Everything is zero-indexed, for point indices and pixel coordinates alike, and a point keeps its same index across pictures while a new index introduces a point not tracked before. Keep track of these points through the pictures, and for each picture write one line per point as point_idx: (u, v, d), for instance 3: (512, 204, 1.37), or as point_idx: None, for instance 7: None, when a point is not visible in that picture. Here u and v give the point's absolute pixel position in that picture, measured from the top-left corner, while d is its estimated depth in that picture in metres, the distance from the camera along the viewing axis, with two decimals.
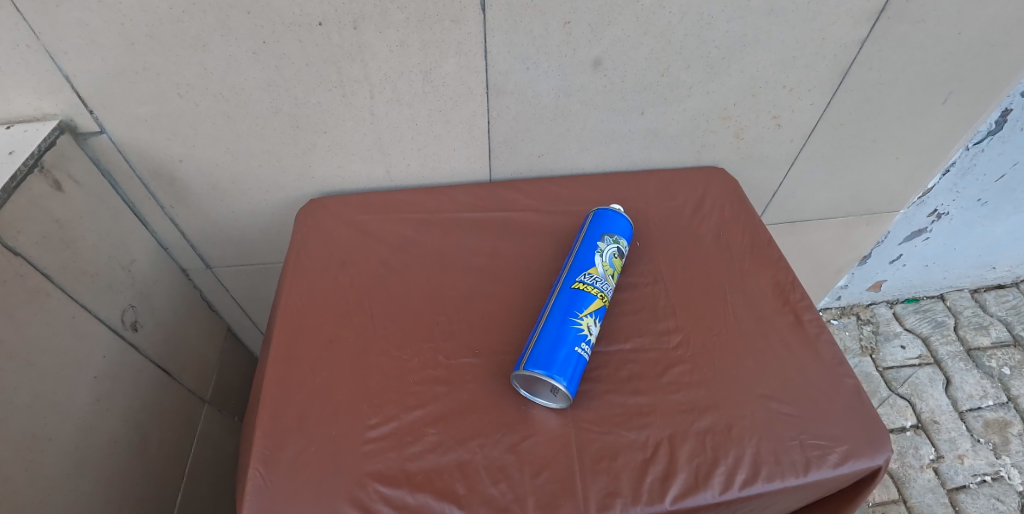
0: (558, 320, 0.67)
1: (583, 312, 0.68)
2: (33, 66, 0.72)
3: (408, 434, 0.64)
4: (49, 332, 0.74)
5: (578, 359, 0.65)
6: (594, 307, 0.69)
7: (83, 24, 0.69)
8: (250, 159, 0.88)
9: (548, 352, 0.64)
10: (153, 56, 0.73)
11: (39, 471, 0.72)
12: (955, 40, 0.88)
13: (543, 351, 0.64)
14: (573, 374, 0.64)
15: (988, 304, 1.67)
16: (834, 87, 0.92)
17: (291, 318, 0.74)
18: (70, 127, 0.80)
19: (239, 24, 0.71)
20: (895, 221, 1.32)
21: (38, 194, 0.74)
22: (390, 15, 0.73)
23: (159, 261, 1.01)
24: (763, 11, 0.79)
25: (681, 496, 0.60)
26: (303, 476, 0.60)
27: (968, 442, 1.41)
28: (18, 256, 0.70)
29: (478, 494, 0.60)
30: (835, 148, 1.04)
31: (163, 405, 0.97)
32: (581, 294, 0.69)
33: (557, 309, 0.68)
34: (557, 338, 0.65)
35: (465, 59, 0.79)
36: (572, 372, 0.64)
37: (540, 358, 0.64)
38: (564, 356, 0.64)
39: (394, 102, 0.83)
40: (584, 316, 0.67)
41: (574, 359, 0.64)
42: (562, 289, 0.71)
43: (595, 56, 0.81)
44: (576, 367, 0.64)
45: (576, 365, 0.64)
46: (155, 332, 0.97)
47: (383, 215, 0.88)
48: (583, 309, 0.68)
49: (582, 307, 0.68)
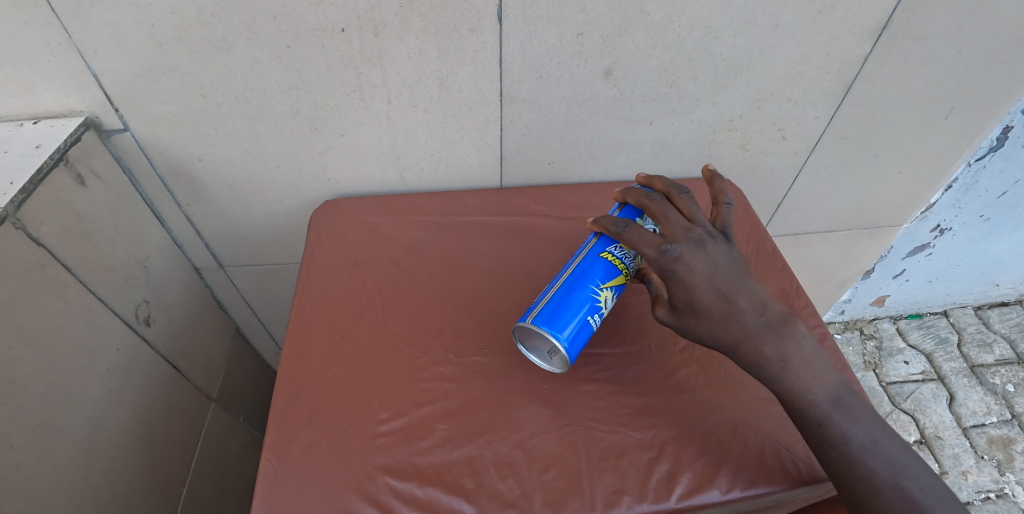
0: (575, 286, 0.65)
1: (604, 285, 0.65)
2: (63, 63, 0.74)
3: (418, 429, 0.65)
4: (66, 323, 0.76)
5: (585, 329, 0.64)
6: (615, 279, 0.66)
7: (114, 24, 0.71)
8: (268, 160, 0.91)
9: (558, 316, 0.63)
10: (179, 57, 0.75)
11: (49, 460, 0.73)
12: (956, 57, 0.90)
13: (554, 315, 0.63)
14: (577, 340, 0.64)
15: (992, 322, 1.68)
16: (838, 101, 0.94)
17: (305, 315, 0.75)
18: (95, 124, 0.82)
19: (265, 28, 0.74)
20: (898, 236, 1.34)
21: (60, 187, 0.76)
22: (411, 23, 0.75)
23: (173, 259, 1.03)
24: (768, 26, 0.81)
25: (686, 495, 0.60)
26: (313, 467, 0.61)
27: (972, 458, 1.41)
28: (40, 247, 0.73)
29: (487, 489, 0.61)
30: (838, 162, 1.06)
31: (171, 402, 0.99)
32: (607, 265, 0.65)
33: (579, 276, 0.65)
34: (571, 306, 0.63)
35: (480, 67, 0.81)
36: (577, 340, 0.64)
37: (548, 321, 0.63)
38: (573, 324, 0.63)
39: (410, 107, 0.85)
40: (603, 289, 0.65)
41: (581, 328, 0.64)
42: (584, 252, 0.67)
43: (605, 66, 0.83)
44: (581, 336, 0.64)
45: (581, 333, 0.64)
46: (167, 327, 0.99)
47: (396, 217, 0.90)
48: (603, 280, 0.65)
49: (603, 279, 0.65)
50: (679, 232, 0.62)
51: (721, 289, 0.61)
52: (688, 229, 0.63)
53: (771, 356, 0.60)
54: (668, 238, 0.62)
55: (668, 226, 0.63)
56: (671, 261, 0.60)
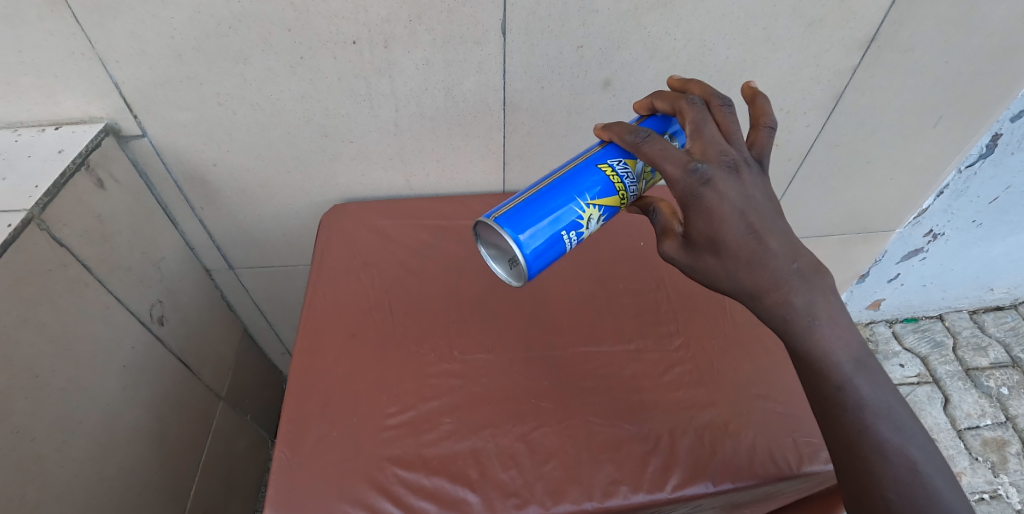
0: (560, 193, 0.60)
1: (592, 201, 0.61)
2: (86, 72, 0.78)
3: (425, 422, 0.68)
4: (85, 321, 0.80)
5: (555, 242, 0.60)
6: (606, 199, 0.62)
7: (136, 35, 0.75)
8: (280, 165, 0.94)
9: (530, 218, 0.59)
10: (197, 66, 0.79)
11: (69, 452, 0.76)
12: (943, 68, 0.93)
13: (526, 215, 0.59)
14: (542, 252, 0.59)
15: (987, 325, 1.70)
16: (829, 109, 0.97)
17: (316, 315, 0.79)
18: (114, 130, 0.86)
19: (279, 40, 0.78)
20: (891, 240, 1.37)
21: (82, 191, 0.80)
22: (418, 36, 0.79)
23: (185, 260, 1.06)
24: (760, 38, 0.85)
25: (681, 485, 0.63)
26: (325, 458, 0.65)
27: (966, 460, 1.43)
28: (62, 247, 0.76)
29: (490, 479, 0.64)
30: (831, 168, 1.09)
31: (183, 399, 1.02)
32: (600, 180, 0.61)
33: (567, 182, 0.61)
34: (547, 210, 0.59)
35: (484, 77, 0.85)
36: (542, 251, 0.59)
37: (518, 219, 0.58)
38: (543, 232, 0.59)
39: (417, 116, 0.89)
40: (590, 205, 0.61)
41: (551, 240, 0.59)
42: (582, 163, 0.63)
43: (604, 76, 0.87)
44: (549, 249, 0.60)
45: (550, 246, 0.60)
46: (179, 326, 1.02)
47: (402, 220, 0.94)
48: (592, 196, 0.61)
49: (592, 194, 0.61)
50: (711, 153, 0.54)
51: (751, 223, 0.53)
52: (723, 150, 0.54)
53: (799, 308, 0.53)
54: (697, 157, 0.54)
55: (700, 143, 0.54)
56: (699, 183, 0.52)
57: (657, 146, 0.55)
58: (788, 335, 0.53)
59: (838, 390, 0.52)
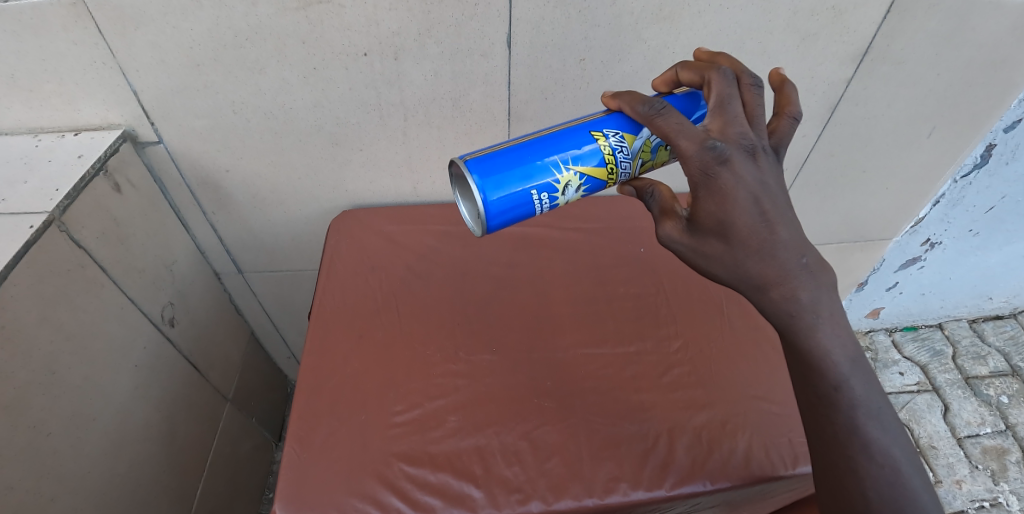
0: (542, 149, 0.59)
1: (574, 166, 0.59)
2: (107, 80, 0.81)
3: (431, 420, 0.70)
4: (101, 321, 0.82)
5: (523, 199, 0.58)
6: (592, 169, 0.60)
7: (156, 46, 0.78)
8: (291, 172, 0.97)
9: (501, 167, 0.57)
10: (213, 76, 0.82)
11: (83, 449, 0.79)
12: (935, 80, 0.95)
13: (498, 164, 0.58)
14: (506, 206, 0.58)
15: (986, 334, 1.72)
16: (824, 120, 1.00)
17: (325, 316, 0.81)
18: (131, 136, 0.89)
19: (294, 52, 0.81)
20: (889, 248, 1.39)
21: (100, 194, 0.82)
22: (427, 48, 0.82)
23: (196, 264, 1.09)
24: (756, 51, 0.88)
25: (679, 482, 0.65)
26: (334, 453, 0.67)
27: (966, 468, 1.44)
28: (80, 249, 0.79)
29: (494, 475, 0.66)
30: (827, 178, 1.12)
31: (191, 399, 1.04)
32: (588, 145, 0.60)
33: (553, 141, 0.60)
34: (521, 163, 0.58)
35: (490, 88, 0.88)
36: (506, 204, 0.58)
37: (488, 165, 0.57)
38: (511, 185, 0.57)
39: (425, 124, 0.92)
40: (570, 170, 0.59)
41: (518, 195, 0.58)
42: (573, 128, 0.61)
43: (606, 87, 0.90)
44: (515, 204, 0.58)
45: (516, 203, 0.58)
46: (188, 327, 1.04)
47: (409, 226, 0.96)
48: (574, 161, 0.59)
49: (577, 159, 0.59)
50: (730, 133, 0.53)
51: (763, 209, 0.52)
52: (742, 132, 0.53)
53: (804, 304, 0.54)
54: (715, 135, 0.53)
55: (721, 121, 0.54)
56: (716, 161, 0.51)
57: (672, 120, 0.53)
58: (788, 330, 0.55)
59: (833, 389, 0.54)
